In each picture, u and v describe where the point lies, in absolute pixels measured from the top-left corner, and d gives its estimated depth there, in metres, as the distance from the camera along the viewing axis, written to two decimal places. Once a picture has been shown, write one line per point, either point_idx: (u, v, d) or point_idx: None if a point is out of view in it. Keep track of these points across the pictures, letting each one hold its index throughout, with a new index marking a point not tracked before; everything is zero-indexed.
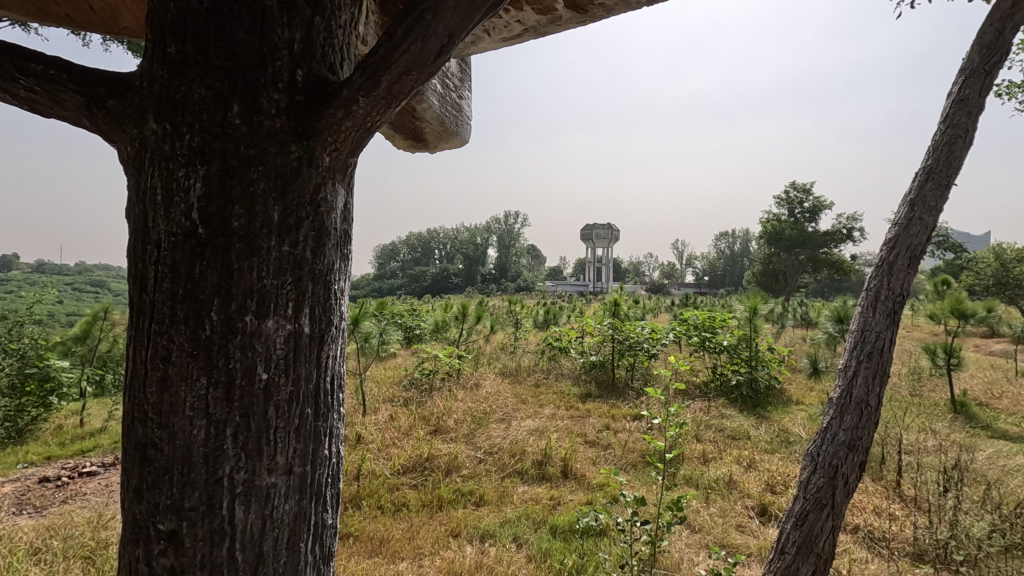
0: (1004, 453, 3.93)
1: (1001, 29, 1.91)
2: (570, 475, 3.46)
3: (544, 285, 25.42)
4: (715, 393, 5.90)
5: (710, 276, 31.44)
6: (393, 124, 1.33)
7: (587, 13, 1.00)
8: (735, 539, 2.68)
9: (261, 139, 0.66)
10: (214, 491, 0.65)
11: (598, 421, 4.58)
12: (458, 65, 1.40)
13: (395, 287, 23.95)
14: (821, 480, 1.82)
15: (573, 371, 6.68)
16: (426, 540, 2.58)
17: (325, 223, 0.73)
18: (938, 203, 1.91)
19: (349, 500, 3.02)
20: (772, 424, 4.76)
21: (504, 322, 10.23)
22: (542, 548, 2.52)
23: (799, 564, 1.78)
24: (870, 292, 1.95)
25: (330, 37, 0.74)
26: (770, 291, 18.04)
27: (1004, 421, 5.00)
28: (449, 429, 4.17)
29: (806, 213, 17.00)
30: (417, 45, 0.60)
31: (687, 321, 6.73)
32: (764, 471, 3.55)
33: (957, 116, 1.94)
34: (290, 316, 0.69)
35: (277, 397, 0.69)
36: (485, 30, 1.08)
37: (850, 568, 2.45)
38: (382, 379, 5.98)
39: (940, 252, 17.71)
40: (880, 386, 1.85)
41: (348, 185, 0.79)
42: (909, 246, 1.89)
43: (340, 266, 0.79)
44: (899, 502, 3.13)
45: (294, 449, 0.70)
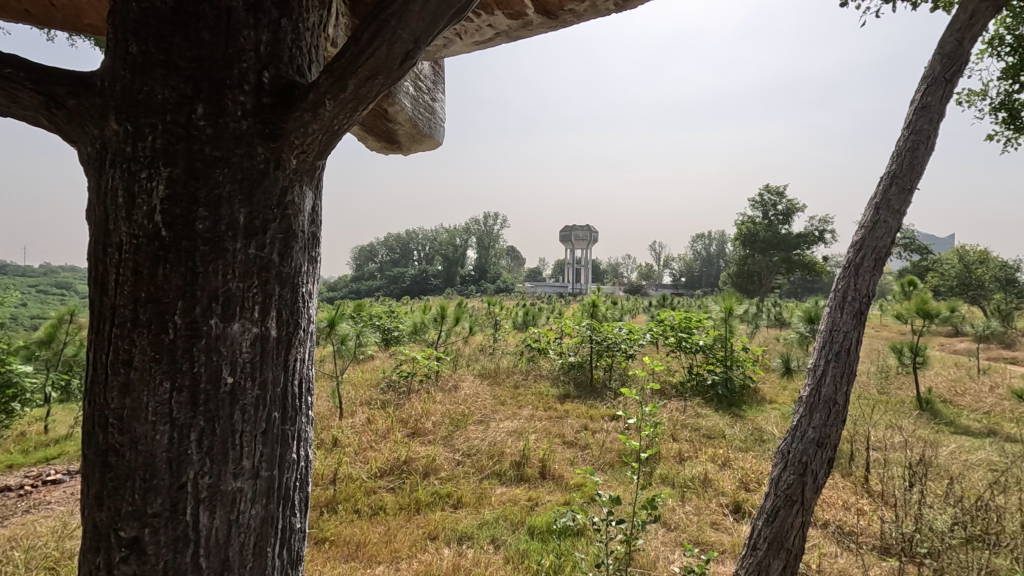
0: (966, 448, 4.07)
1: (960, 39, 1.99)
2: (548, 475, 3.48)
3: (523, 287, 25.51)
4: (691, 393, 5.99)
5: (687, 277, 31.91)
6: (365, 126, 1.33)
7: (558, 19, 1.01)
8: (709, 536, 2.73)
9: (226, 141, 0.66)
10: (178, 497, 0.64)
11: (576, 422, 4.61)
12: (431, 67, 1.40)
13: (373, 288, 23.76)
14: (791, 477, 1.87)
15: (551, 372, 6.72)
16: (403, 543, 2.56)
17: (293, 226, 0.72)
18: (901, 207, 1.98)
19: (325, 503, 2.99)
20: (746, 423, 4.85)
21: (484, 324, 10.22)
22: (520, 548, 2.53)
23: (770, 560, 1.82)
24: (838, 293, 2.01)
25: (298, 39, 0.73)
26: (744, 292, 18.36)
27: (967, 417, 5.18)
28: (428, 431, 4.16)
29: (780, 215, 17.37)
30: (383, 49, 0.60)
31: (664, 322, 6.82)
32: (738, 469, 3.61)
33: (920, 122, 2.00)
34: (257, 320, 0.69)
35: (244, 401, 0.68)
36: (457, 33, 1.09)
37: (819, 562, 2.50)
38: (359, 382, 5.92)
39: (907, 253, 18.29)
40: (847, 384, 1.90)
41: (316, 187, 0.78)
42: (874, 249, 1.95)
43: (309, 268, 0.78)
44: (867, 498, 3.22)
45: (261, 453, 0.70)
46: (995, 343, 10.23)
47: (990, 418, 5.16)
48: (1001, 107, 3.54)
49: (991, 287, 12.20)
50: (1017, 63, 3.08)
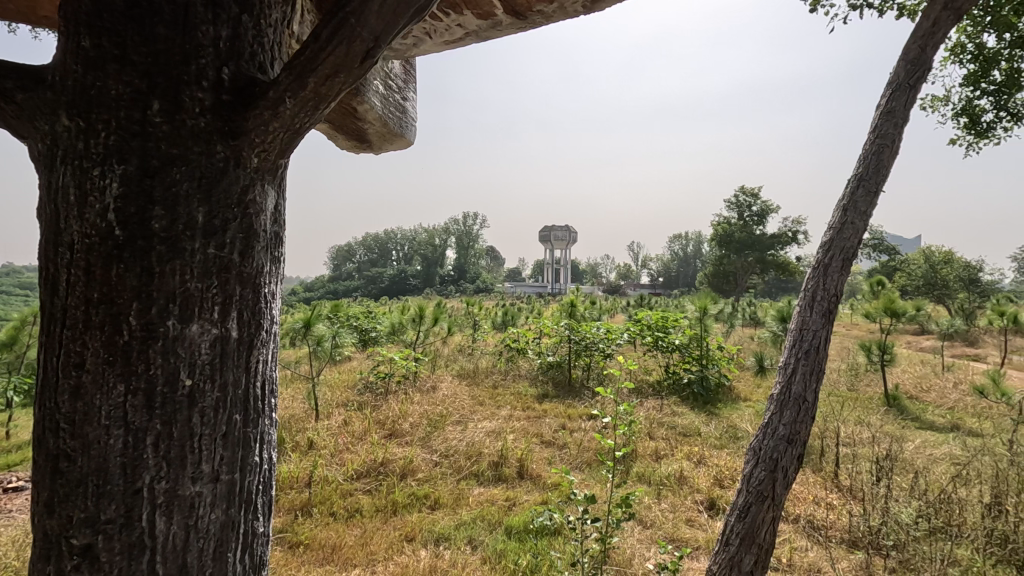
0: (931, 443, 4.20)
1: (923, 46, 2.04)
2: (526, 475, 3.48)
3: (503, 288, 25.52)
4: (668, 392, 6.06)
5: (664, 277, 32.31)
6: (335, 124, 1.31)
7: (527, 20, 1.02)
8: (684, 533, 2.77)
9: (183, 138, 0.64)
10: (133, 502, 0.63)
11: (554, 422, 4.63)
12: (402, 66, 1.39)
13: (351, 287, 23.48)
14: (763, 473, 1.90)
15: (530, 372, 6.73)
16: (379, 545, 2.54)
17: (254, 225, 0.71)
18: (867, 209, 2.03)
19: (300, 507, 2.94)
20: (721, 421, 4.93)
21: (463, 324, 10.17)
22: (497, 548, 2.53)
23: (741, 555, 1.85)
24: (807, 293, 2.05)
25: (259, 35, 0.72)
26: (720, 292, 18.61)
27: (932, 413, 5.34)
28: (405, 432, 4.14)
29: (754, 216, 17.68)
30: (342, 47, 0.59)
31: (641, 321, 6.89)
32: (712, 466, 3.67)
33: (885, 127, 2.06)
34: (216, 321, 0.68)
35: (203, 404, 0.67)
36: (426, 31, 1.08)
37: (790, 556, 2.56)
38: (335, 383, 5.84)
39: (876, 253, 18.82)
40: (816, 381, 1.94)
41: (278, 186, 0.77)
42: (843, 249, 2.00)
43: (271, 268, 0.77)
44: (836, 492, 3.30)
45: (221, 457, 0.69)
46: (959, 341, 10.59)
47: (954, 413, 5.33)
48: (962, 112, 3.65)
49: (955, 286, 12.68)
50: (977, 70, 3.18)
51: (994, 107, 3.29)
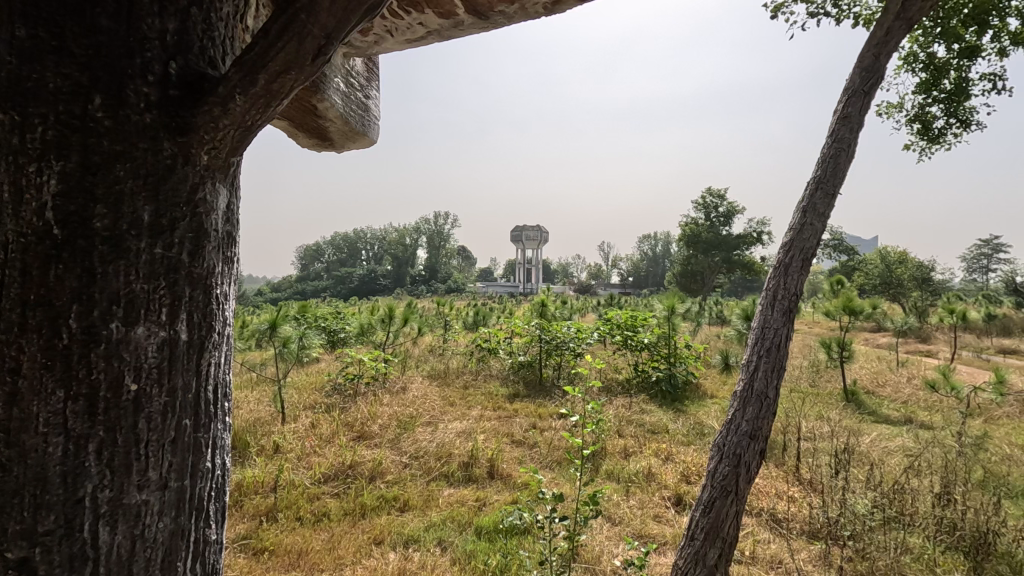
0: (886, 436, 4.37)
1: (876, 54, 2.12)
2: (496, 475, 3.49)
3: (475, 287, 25.45)
4: (637, 389, 6.14)
5: (634, 276, 32.75)
6: (295, 122, 1.29)
7: (489, 20, 1.02)
8: (651, 529, 2.81)
9: (128, 133, 0.62)
10: (74, 512, 0.60)
11: (525, 421, 4.64)
12: (365, 64, 1.38)
13: (320, 288, 23.05)
14: (727, 469, 1.94)
15: (501, 371, 6.72)
16: (347, 549, 2.50)
17: (204, 225, 0.69)
18: (825, 210, 2.10)
19: (265, 513, 2.88)
20: (688, 418, 5.02)
21: (434, 324, 10.10)
22: (467, 549, 2.52)
23: (706, 549, 1.89)
24: (769, 292, 2.10)
25: (209, 29, 0.71)
26: (688, 292, 18.88)
27: (888, 407, 5.55)
28: (374, 434, 4.09)
29: (720, 217, 18.08)
30: (293, 44, 0.59)
31: (611, 321, 6.97)
32: (679, 462, 3.73)
33: (841, 132, 2.13)
34: (164, 323, 0.66)
35: (149, 409, 0.65)
36: (387, 28, 1.08)
37: (753, 549, 2.62)
38: (303, 386, 5.74)
39: (835, 253, 19.53)
40: (777, 378, 2.00)
41: (230, 185, 0.75)
42: (802, 250, 2.06)
43: (223, 269, 0.75)
44: (797, 485, 3.40)
45: (170, 463, 0.67)
46: (913, 338, 11.04)
47: (907, 406, 5.56)
48: (915, 119, 3.80)
49: (909, 284, 13.21)
50: (928, 79, 3.31)
51: (945, 114, 3.43)
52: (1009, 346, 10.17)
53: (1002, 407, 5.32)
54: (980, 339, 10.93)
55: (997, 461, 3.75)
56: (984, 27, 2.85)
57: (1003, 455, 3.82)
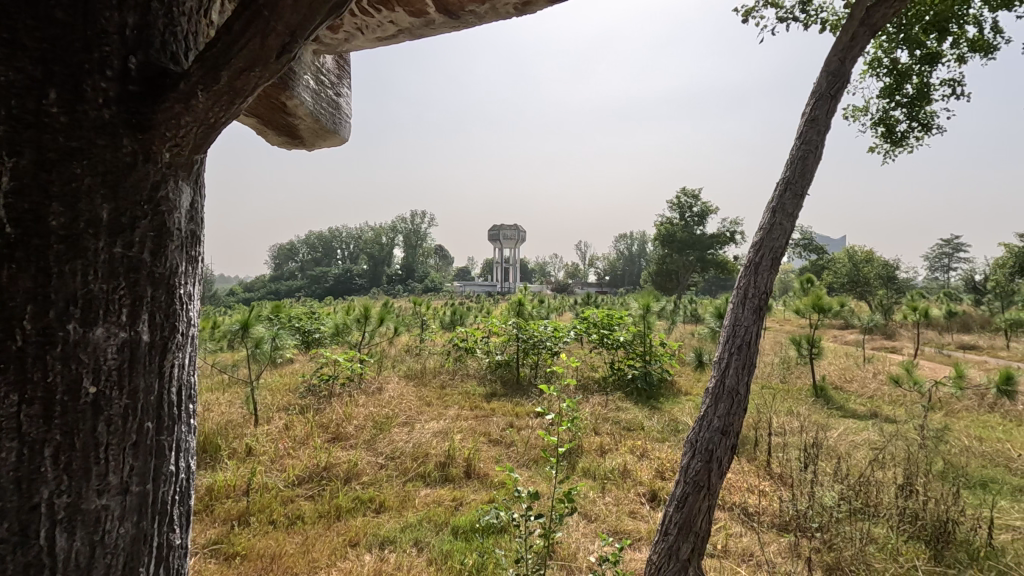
0: (853, 430, 4.50)
1: (843, 59, 2.18)
2: (472, 475, 3.48)
3: (452, 287, 25.29)
4: (614, 387, 6.20)
5: (611, 275, 33.02)
6: (264, 119, 1.27)
7: (460, 20, 1.02)
8: (626, 525, 2.84)
9: (84, 130, 0.61)
10: (29, 520, 0.57)
11: (502, 420, 4.64)
12: (335, 61, 1.36)
13: (294, 288, 22.70)
14: (699, 465, 1.98)
15: (478, 371, 6.71)
16: (322, 552, 2.47)
17: (167, 223, 0.68)
18: (794, 211, 2.15)
19: (236, 516, 2.82)
20: (663, 415, 5.09)
21: (411, 324, 10.04)
22: (443, 549, 2.51)
23: (679, 543, 1.93)
24: (740, 290, 2.14)
25: (171, 25, 0.69)
26: (663, 290, 19.12)
27: (855, 401, 5.72)
28: (349, 436, 4.04)
29: (695, 217, 18.36)
30: (256, 41, 0.58)
31: (587, 319, 7.02)
32: (654, 459, 3.79)
33: (809, 134, 2.18)
34: (124, 324, 0.64)
35: (110, 411, 0.63)
36: (358, 26, 1.07)
37: (725, 543, 2.66)
38: (276, 387, 5.64)
39: (805, 253, 20.01)
40: (748, 374, 2.04)
41: (193, 183, 0.74)
42: (771, 249, 2.11)
43: (186, 268, 0.74)
44: (768, 479, 3.48)
45: (131, 467, 0.66)
46: (878, 334, 11.38)
47: (873, 401, 5.72)
48: (880, 122, 3.91)
49: (875, 283, 13.62)
50: (892, 84, 3.41)
51: (908, 118, 3.53)
52: (968, 342, 10.56)
53: (962, 400, 5.52)
54: (941, 335, 11.32)
55: (956, 453, 3.89)
56: (944, 35, 2.95)
57: (962, 447, 3.97)
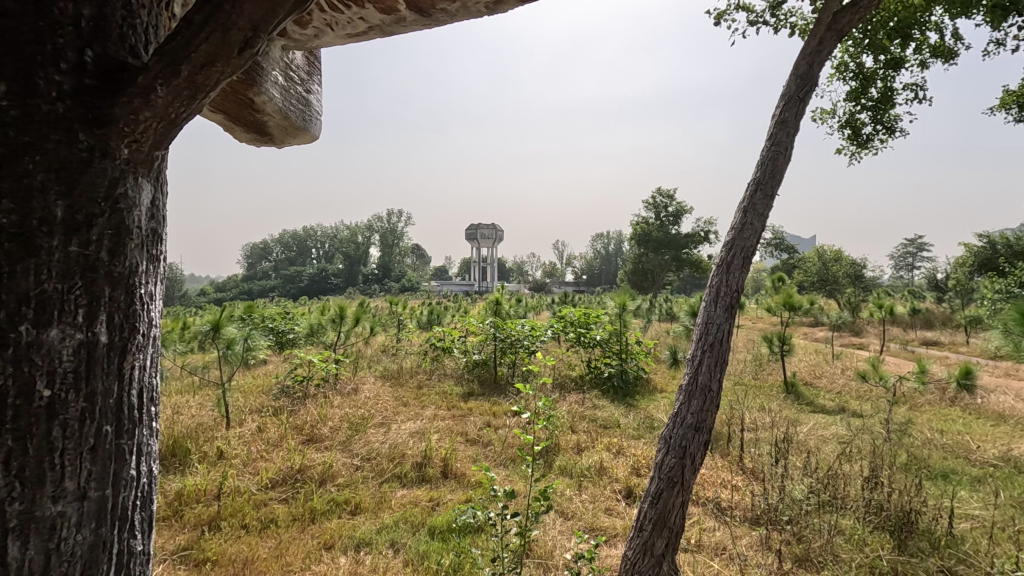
0: (821, 424, 4.62)
1: (811, 63, 2.23)
2: (449, 475, 3.47)
3: (429, 286, 25.07)
4: (590, 385, 6.25)
5: (588, 274, 33.25)
6: (231, 116, 1.24)
7: (431, 17, 1.01)
8: (602, 522, 2.87)
9: (37, 124, 0.59)
10: None
11: (479, 420, 4.63)
12: (306, 58, 1.34)
13: (268, 288, 22.29)
14: (673, 460, 2.01)
15: (455, 371, 6.69)
16: (296, 555, 2.43)
17: (126, 221, 0.66)
18: (764, 211, 2.20)
19: (207, 522, 2.76)
20: (639, 412, 5.15)
21: (387, 324, 9.96)
22: (419, 550, 2.50)
23: (654, 539, 1.95)
24: (712, 289, 2.18)
25: (130, 17, 0.68)
26: (640, 289, 19.32)
27: (824, 397, 5.86)
28: (324, 437, 3.99)
29: (670, 216, 18.61)
30: (216, 34, 0.57)
31: (565, 318, 7.06)
32: (630, 456, 3.83)
33: (779, 135, 2.23)
34: (81, 325, 0.62)
35: (65, 416, 0.61)
36: (327, 22, 1.06)
37: (698, 537, 2.70)
38: (248, 388, 5.54)
39: (776, 252, 20.46)
40: (720, 371, 2.07)
41: (155, 180, 0.72)
42: (743, 248, 2.15)
43: (147, 268, 0.72)
44: (740, 474, 3.54)
45: (89, 472, 0.64)
46: (846, 331, 11.70)
47: (841, 396, 5.88)
48: (846, 125, 4.01)
49: (843, 282, 13.99)
50: (857, 87, 3.51)
51: (873, 121, 3.64)
52: (931, 338, 10.93)
53: (924, 395, 5.71)
54: (906, 331, 11.69)
55: (919, 445, 4.03)
56: (907, 40, 3.05)
57: (924, 440, 4.10)
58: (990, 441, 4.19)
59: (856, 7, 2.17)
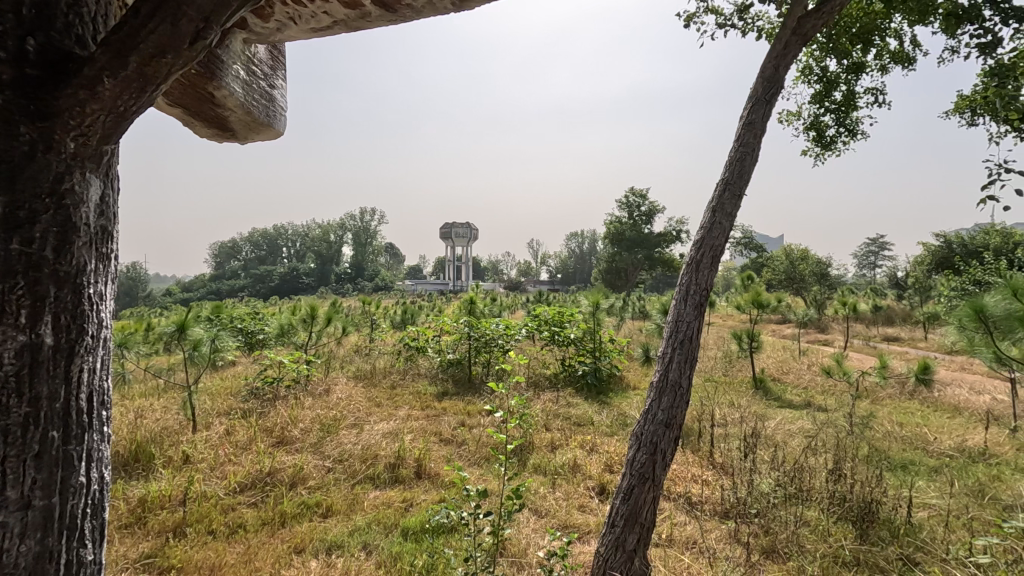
0: (788, 419, 4.74)
1: (777, 66, 2.28)
2: (423, 475, 3.45)
3: (403, 286, 24.84)
4: (564, 383, 6.28)
5: (562, 273, 33.43)
6: (190, 110, 1.21)
7: (397, 12, 0.99)
8: (576, 519, 2.89)
9: None
10: None
11: (453, 419, 4.61)
12: (269, 52, 1.31)
13: (236, 287, 21.80)
14: (644, 457, 2.03)
15: (429, 370, 6.65)
16: (265, 560, 2.38)
17: (72, 218, 0.64)
18: (733, 211, 2.24)
19: (172, 529, 2.68)
20: (612, 409, 5.20)
21: (360, 324, 9.83)
22: (392, 552, 2.48)
23: (626, 535, 1.97)
24: (682, 287, 2.21)
25: (77, 5, 0.65)
26: (613, 288, 19.51)
27: (791, 392, 6.01)
28: (294, 439, 3.92)
29: (643, 216, 18.83)
30: (166, 25, 0.56)
31: (539, 316, 7.07)
32: (603, 453, 3.86)
33: (747, 137, 2.27)
34: (24, 326, 0.60)
35: (7, 422, 0.59)
36: (290, 16, 1.03)
37: (670, 532, 2.74)
38: (216, 391, 5.40)
39: (745, 250, 20.91)
40: (689, 368, 2.11)
41: (104, 175, 0.70)
42: (712, 247, 2.18)
43: (95, 267, 0.70)
44: (711, 469, 3.61)
45: (34, 480, 0.61)
46: (812, 328, 12.03)
47: (807, 391, 6.04)
48: (811, 127, 4.11)
49: (810, 279, 14.37)
50: (821, 90, 3.60)
51: (836, 124, 3.74)
52: (892, 334, 11.32)
53: (885, 388, 5.90)
54: (868, 328, 12.07)
55: (880, 437, 4.16)
56: (868, 46, 3.14)
57: (885, 432, 4.25)
58: (946, 432, 4.36)
59: (819, 12, 2.22)
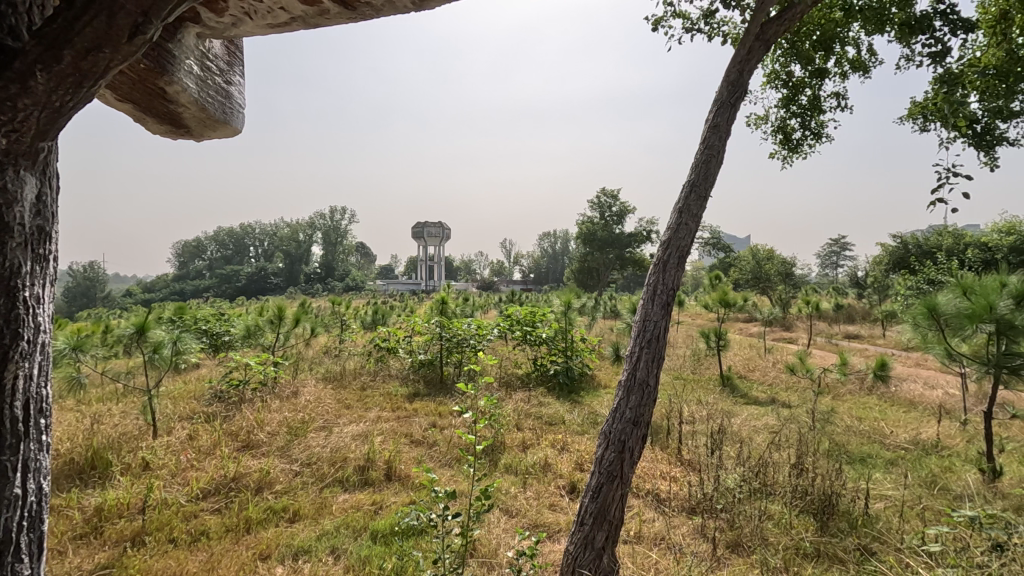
0: (754, 415, 4.85)
1: (741, 70, 2.33)
2: (394, 476, 3.42)
3: (376, 286, 24.48)
4: (536, 382, 6.31)
5: (535, 273, 33.60)
6: (141, 106, 1.17)
7: (356, 10, 0.98)
8: (546, 518, 2.90)
9: None
10: None
11: (424, 420, 4.58)
12: (225, 47, 1.28)
13: (201, 288, 21.18)
14: (612, 455, 2.05)
15: (401, 371, 6.59)
16: (228, 567, 2.32)
17: (5, 218, 0.63)
18: (698, 212, 2.28)
19: (130, 538, 2.59)
20: (583, 408, 5.24)
21: (330, 325, 9.68)
22: (361, 555, 2.44)
23: (594, 532, 1.98)
24: (650, 287, 2.24)
25: None
26: (585, 287, 19.67)
27: (756, 389, 6.17)
28: (261, 443, 3.84)
29: (614, 216, 19.04)
30: (101, 18, 0.57)
31: (511, 317, 7.08)
32: (574, 451, 3.89)
33: (713, 139, 2.31)
34: None
35: None
36: (245, 11, 1.01)
37: (638, 528, 2.77)
38: (178, 394, 5.23)
39: (714, 250, 21.36)
40: (656, 367, 2.13)
41: (40, 172, 0.69)
42: (678, 247, 2.22)
43: (31, 271, 0.68)
44: (679, 465, 3.67)
45: None
46: (777, 326, 12.36)
47: (773, 387, 6.21)
48: (778, 130, 4.22)
49: (775, 278, 14.75)
50: (788, 95, 3.70)
51: (802, 127, 3.84)
52: (852, 331, 11.74)
53: (846, 384, 6.11)
54: (830, 326, 12.48)
55: (840, 432, 4.31)
56: (829, 53, 3.23)
57: (845, 427, 4.40)
58: (902, 426, 4.53)
59: (780, 19, 2.28)
